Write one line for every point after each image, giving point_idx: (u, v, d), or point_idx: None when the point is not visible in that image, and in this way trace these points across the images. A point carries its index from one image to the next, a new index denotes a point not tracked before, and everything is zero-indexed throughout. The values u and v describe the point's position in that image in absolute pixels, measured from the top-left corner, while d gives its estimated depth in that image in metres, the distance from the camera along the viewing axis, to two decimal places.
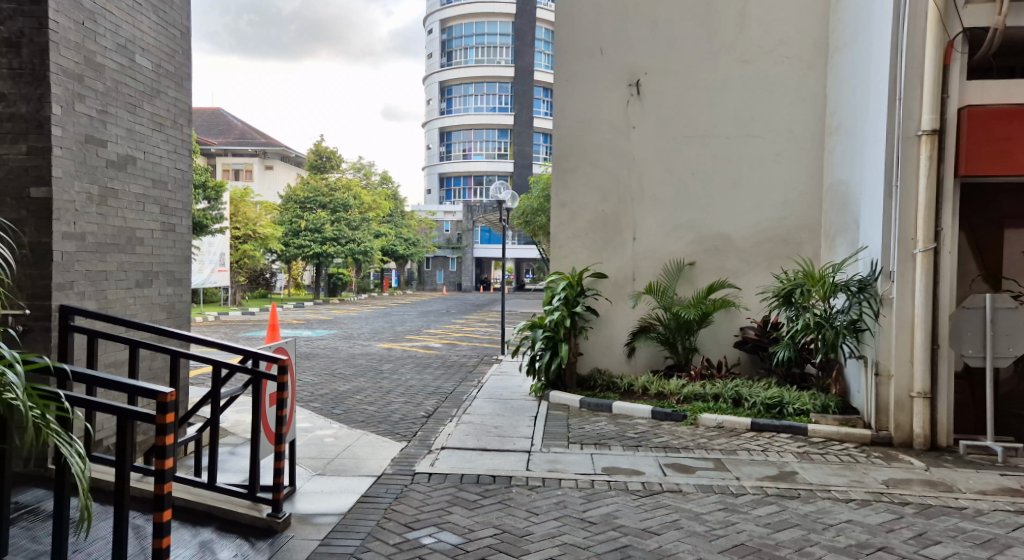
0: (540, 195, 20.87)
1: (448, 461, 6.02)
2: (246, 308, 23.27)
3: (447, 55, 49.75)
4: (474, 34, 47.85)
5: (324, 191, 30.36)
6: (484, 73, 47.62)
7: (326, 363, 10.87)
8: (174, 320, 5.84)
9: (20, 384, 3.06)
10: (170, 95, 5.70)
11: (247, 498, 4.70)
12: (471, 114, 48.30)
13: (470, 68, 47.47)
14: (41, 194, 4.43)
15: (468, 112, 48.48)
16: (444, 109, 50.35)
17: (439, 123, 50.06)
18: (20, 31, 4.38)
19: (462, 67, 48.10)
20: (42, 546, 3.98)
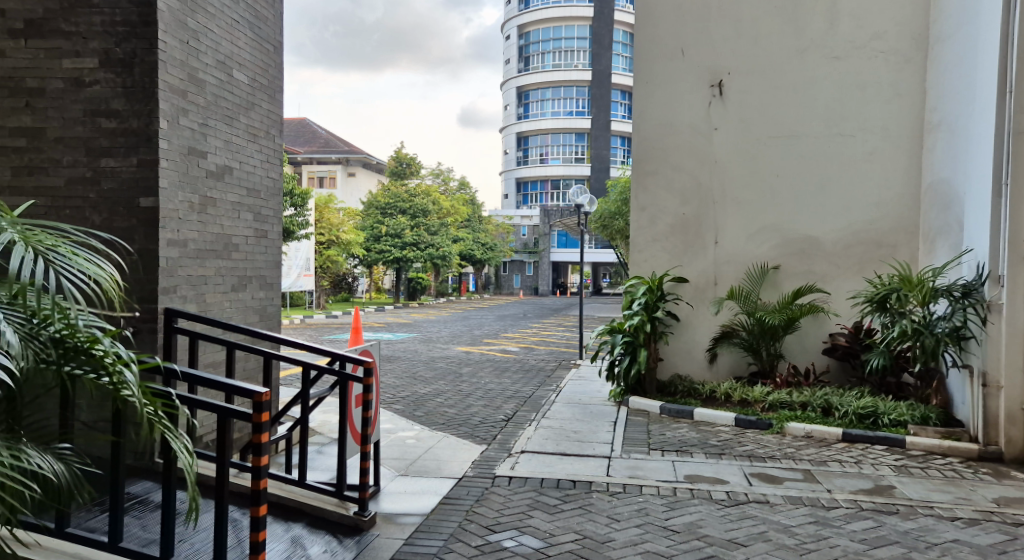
0: (618, 199, 20.56)
1: (527, 465, 6.05)
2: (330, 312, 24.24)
3: (521, 61, 50.01)
4: (546, 39, 48.01)
5: (404, 198, 31.06)
6: (559, 77, 47.56)
7: (407, 365, 11.12)
8: (266, 322, 6.08)
9: (137, 382, 3.13)
10: (263, 107, 5.94)
11: (335, 496, 4.86)
12: (542, 119, 48.43)
13: (545, 73, 47.49)
14: (149, 203, 4.70)
15: (539, 117, 48.67)
16: (519, 114, 50.53)
17: (513, 128, 50.48)
18: (133, 52, 4.68)
19: (539, 72, 48.15)
20: (152, 534, 4.28)
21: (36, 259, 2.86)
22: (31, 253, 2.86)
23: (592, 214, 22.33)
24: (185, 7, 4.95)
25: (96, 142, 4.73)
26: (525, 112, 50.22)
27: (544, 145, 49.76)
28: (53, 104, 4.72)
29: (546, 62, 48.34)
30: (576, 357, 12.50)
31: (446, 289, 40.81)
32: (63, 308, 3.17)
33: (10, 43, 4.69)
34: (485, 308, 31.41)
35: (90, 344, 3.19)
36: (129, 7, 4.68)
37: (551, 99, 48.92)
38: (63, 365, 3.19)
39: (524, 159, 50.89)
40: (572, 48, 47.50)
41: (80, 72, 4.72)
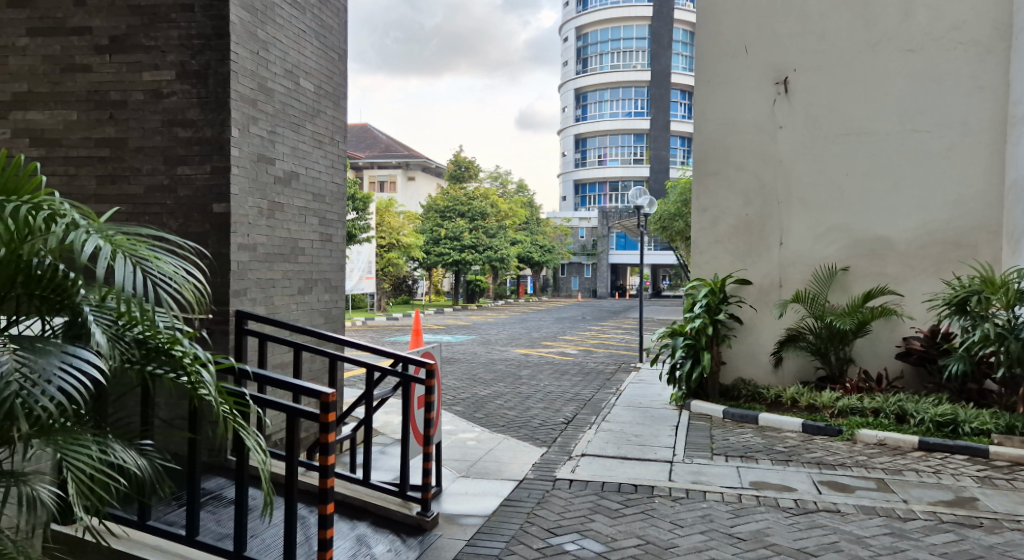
0: (677, 201, 20.31)
1: (588, 468, 6.02)
2: (391, 313, 25.22)
3: (578, 63, 49.84)
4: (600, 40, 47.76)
5: (463, 201, 31.69)
6: (613, 78, 47.24)
7: (467, 367, 11.22)
8: (331, 325, 6.22)
9: (214, 382, 3.24)
10: (328, 114, 6.08)
11: (399, 496, 4.93)
12: (602, 121, 48.17)
13: (602, 74, 47.18)
14: (222, 209, 4.87)
15: (600, 118, 48.32)
16: (576, 116, 50.34)
17: (568, 130, 50.39)
18: (207, 64, 4.85)
19: (598, 73, 47.87)
20: (226, 529, 4.43)
21: (124, 263, 2.95)
22: (121, 257, 2.96)
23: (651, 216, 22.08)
24: (255, 19, 5.12)
25: (173, 151, 4.92)
26: (581, 113, 50.02)
27: (600, 147, 49.44)
28: (134, 115, 4.94)
29: (603, 63, 47.98)
30: (635, 360, 12.39)
31: (504, 292, 40.61)
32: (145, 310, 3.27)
33: (96, 59, 4.94)
34: (542, 311, 31.43)
35: (170, 345, 3.31)
36: (203, 20, 4.86)
37: (608, 101, 48.58)
38: (145, 365, 3.28)
39: (579, 161, 50.65)
40: (630, 49, 47.06)
41: (159, 84, 4.91)
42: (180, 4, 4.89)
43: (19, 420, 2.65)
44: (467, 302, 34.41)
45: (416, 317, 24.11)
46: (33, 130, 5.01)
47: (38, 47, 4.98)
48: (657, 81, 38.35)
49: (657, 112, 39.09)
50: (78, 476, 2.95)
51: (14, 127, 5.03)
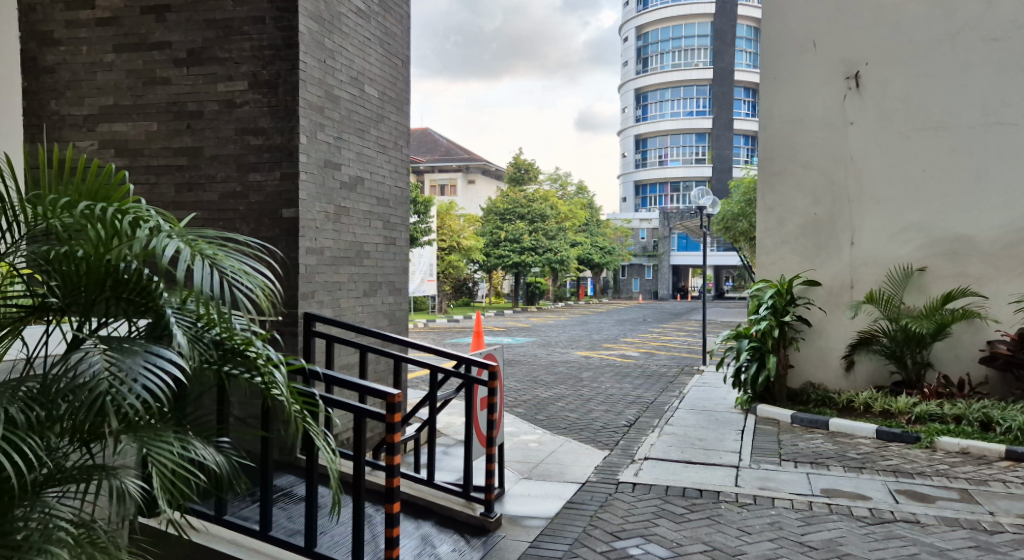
0: (741, 200, 19.88)
1: (651, 472, 5.95)
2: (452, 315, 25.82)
3: (639, 63, 49.42)
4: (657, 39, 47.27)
5: (523, 203, 31.74)
6: (670, 78, 46.66)
7: (528, 369, 11.26)
8: (395, 326, 6.33)
9: (286, 383, 3.33)
10: (392, 120, 6.19)
11: (463, 496, 4.97)
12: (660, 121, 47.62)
13: (663, 73, 46.51)
14: (291, 214, 5.01)
15: (661, 118, 47.63)
16: (636, 116, 49.77)
17: (627, 131, 50.03)
18: (278, 73, 5.01)
19: (658, 73, 47.23)
20: (296, 525, 4.56)
21: (200, 264, 3.06)
22: (198, 259, 3.08)
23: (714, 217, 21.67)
24: (323, 28, 5.25)
25: (246, 158, 5.09)
26: (640, 113, 49.52)
27: (660, 147, 48.76)
28: (209, 125, 5.14)
29: (664, 62, 47.22)
30: (698, 363, 12.19)
31: (565, 294, 40.51)
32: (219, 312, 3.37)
33: (175, 71, 5.16)
34: (601, 313, 31.28)
35: (245, 346, 3.40)
36: (274, 31, 5.02)
37: (669, 100, 47.85)
38: (222, 365, 3.38)
39: (638, 161, 50.07)
40: (692, 47, 46.22)
41: (233, 94, 5.10)
42: (252, 16, 5.06)
43: (108, 417, 2.77)
44: (527, 304, 34.47)
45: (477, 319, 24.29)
46: (118, 141, 5.27)
47: (122, 62, 5.23)
48: (720, 79, 37.63)
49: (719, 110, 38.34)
50: (162, 471, 3.06)
51: (101, 138, 5.30)
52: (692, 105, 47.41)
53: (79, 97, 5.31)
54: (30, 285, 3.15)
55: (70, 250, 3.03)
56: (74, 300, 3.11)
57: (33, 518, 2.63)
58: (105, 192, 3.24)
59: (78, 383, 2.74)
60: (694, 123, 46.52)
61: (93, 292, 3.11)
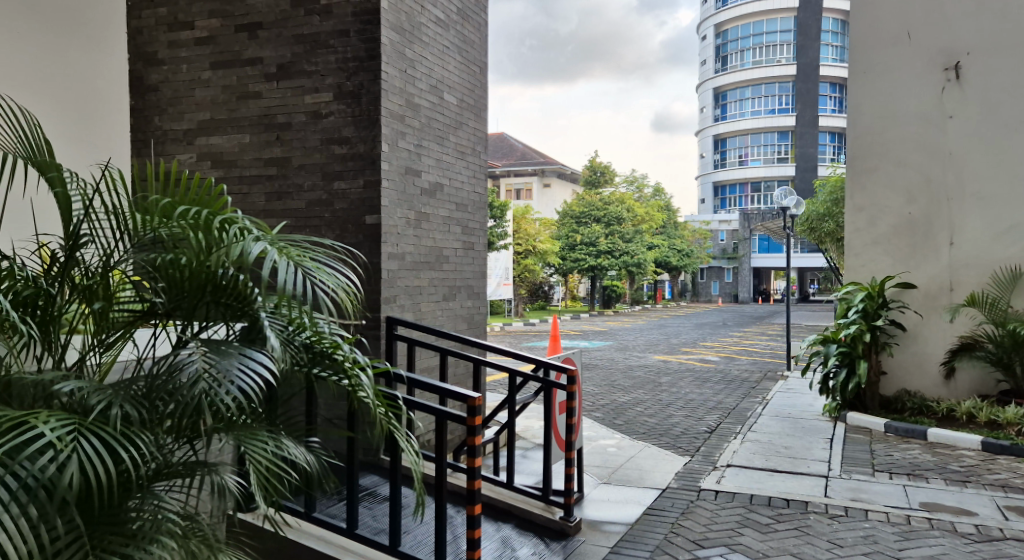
0: (827, 200, 19.22)
1: (734, 479, 5.81)
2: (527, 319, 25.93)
3: (717, 61, 48.34)
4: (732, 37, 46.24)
5: (599, 206, 31.61)
6: (745, 75, 45.52)
7: (606, 374, 11.17)
8: (474, 330, 6.41)
9: (370, 385, 3.40)
10: (470, 126, 6.27)
11: (542, 500, 4.97)
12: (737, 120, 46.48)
13: (741, 71, 45.41)
14: (373, 221, 5.15)
15: (738, 118, 46.51)
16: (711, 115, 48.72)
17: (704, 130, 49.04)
18: (361, 84, 5.16)
19: (738, 70, 46.10)
20: (381, 524, 4.67)
21: (286, 264, 3.18)
22: (285, 261, 3.20)
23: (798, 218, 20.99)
24: (404, 39, 5.38)
25: (331, 167, 5.26)
26: (714, 113, 48.53)
27: (738, 146, 47.51)
28: (297, 135, 5.35)
29: (744, 59, 46.01)
30: (783, 368, 11.79)
31: (641, 297, 40.04)
32: (310, 316, 3.49)
33: (265, 86, 5.41)
34: (680, 316, 30.80)
35: (333, 349, 3.51)
36: (358, 43, 5.17)
37: (749, 98, 46.58)
38: (311, 367, 3.48)
39: (716, 161, 48.96)
40: (773, 42, 44.88)
41: (319, 105, 5.29)
42: (337, 30, 5.23)
43: (208, 417, 2.91)
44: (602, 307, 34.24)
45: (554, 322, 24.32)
46: (214, 154, 5.55)
47: (218, 78, 5.51)
48: (805, 75, 36.51)
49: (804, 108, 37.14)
50: (258, 468, 3.18)
51: (199, 151, 5.59)
52: (772, 102, 46.03)
53: (180, 113, 5.62)
54: (139, 291, 3.35)
55: (174, 258, 3.21)
56: (177, 304, 3.29)
57: (146, 509, 2.75)
58: (202, 199, 3.47)
59: (180, 383, 2.89)
60: (773, 120, 45.16)
61: (194, 297, 3.27)
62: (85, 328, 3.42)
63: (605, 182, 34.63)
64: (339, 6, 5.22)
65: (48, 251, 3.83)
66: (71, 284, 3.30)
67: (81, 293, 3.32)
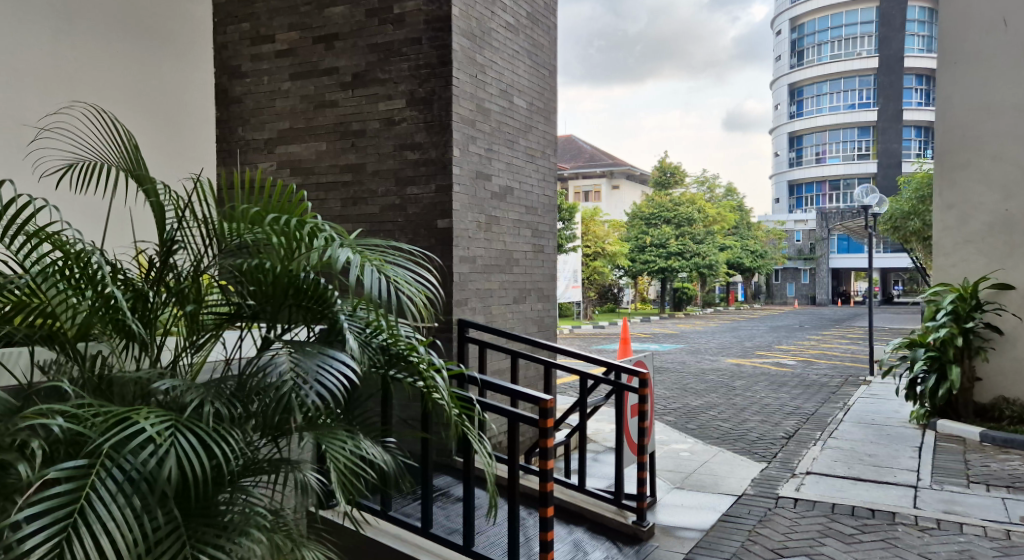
0: (913, 198, 18.43)
1: (815, 488, 5.61)
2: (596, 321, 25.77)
3: (796, 56, 47.03)
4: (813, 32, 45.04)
5: (669, 207, 31.27)
6: (821, 70, 44.18)
7: (677, 377, 11.00)
8: (544, 332, 6.42)
9: (445, 387, 3.44)
10: (540, 129, 6.30)
11: (614, 503, 4.93)
12: (822, 116, 44.70)
13: (818, 66, 44.07)
14: (445, 225, 5.23)
15: (823, 112, 44.74)
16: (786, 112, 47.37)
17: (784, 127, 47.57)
18: (433, 90, 5.25)
19: (816, 65, 44.67)
20: (455, 524, 4.73)
21: (370, 271, 3.26)
22: (367, 267, 3.27)
23: (881, 217, 20.16)
24: (475, 45, 5.45)
25: (403, 172, 5.37)
26: (794, 110, 47.22)
27: (817, 143, 45.89)
28: (371, 142, 5.49)
29: (823, 53, 44.63)
30: (865, 373, 11.35)
31: (713, 299, 39.19)
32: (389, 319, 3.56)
33: (341, 94, 5.57)
34: (756, 319, 29.96)
35: (409, 351, 3.57)
36: (429, 51, 5.27)
37: (827, 93, 44.99)
38: (387, 369, 3.55)
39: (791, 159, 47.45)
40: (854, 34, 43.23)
41: (392, 112, 5.41)
42: (410, 38, 5.34)
43: (293, 416, 3.00)
44: (672, 309, 33.68)
45: (623, 325, 24.08)
46: (293, 162, 5.75)
47: (297, 88, 5.71)
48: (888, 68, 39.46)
49: (885, 99, 38.69)
50: (338, 466, 3.26)
51: (279, 159, 5.80)
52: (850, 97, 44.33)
53: (261, 123, 5.86)
54: (227, 295, 3.50)
55: (259, 262, 3.33)
56: (262, 307, 3.42)
57: (236, 503, 2.85)
58: (285, 206, 3.59)
59: (267, 383, 2.99)
60: (852, 116, 43.47)
61: (278, 301, 3.38)
62: (178, 330, 3.59)
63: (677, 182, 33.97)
64: (412, 14, 5.33)
65: (146, 256, 4.05)
66: (166, 288, 3.47)
67: (174, 296, 3.49)
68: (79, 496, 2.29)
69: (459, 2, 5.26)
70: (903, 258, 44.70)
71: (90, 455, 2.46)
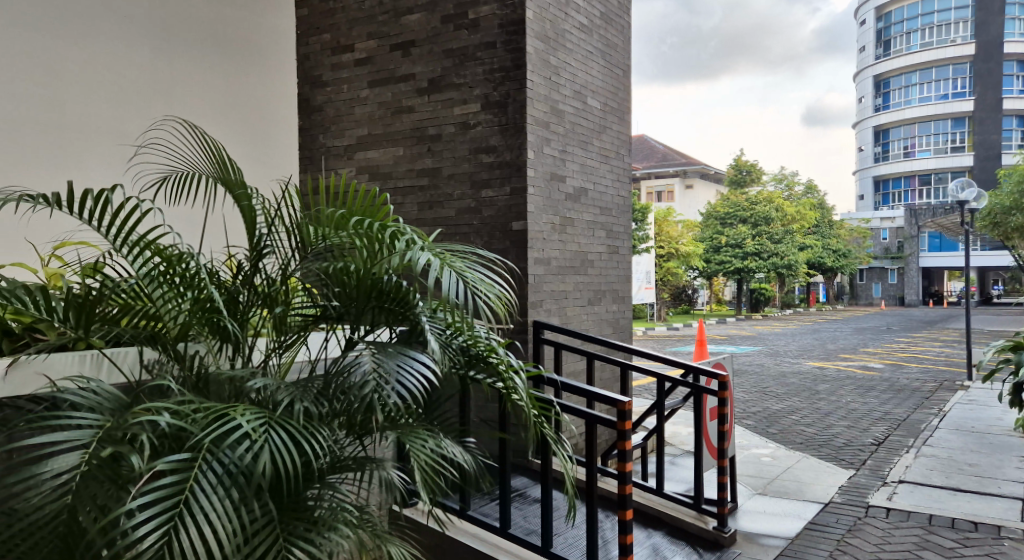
0: (1014, 192, 17.40)
1: (909, 498, 5.36)
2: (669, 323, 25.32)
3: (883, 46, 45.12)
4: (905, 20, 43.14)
5: (745, 206, 30.38)
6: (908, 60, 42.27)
7: (756, 380, 10.70)
8: (619, 334, 6.37)
9: (523, 389, 3.43)
10: (614, 129, 6.26)
11: (693, 508, 4.83)
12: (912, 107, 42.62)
13: (908, 54, 42.14)
14: (520, 227, 5.26)
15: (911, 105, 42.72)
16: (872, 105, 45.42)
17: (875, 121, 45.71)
18: (507, 93, 5.29)
19: (902, 55, 42.71)
20: (532, 526, 4.73)
21: (448, 274, 3.29)
22: (446, 270, 3.31)
23: (978, 213, 19.10)
24: (549, 47, 5.47)
25: (478, 175, 5.43)
26: (880, 102, 45.22)
27: (905, 137, 43.85)
28: (447, 146, 5.56)
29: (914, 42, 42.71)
30: (961, 378, 10.77)
31: (791, 300, 37.95)
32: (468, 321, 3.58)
33: (418, 100, 5.68)
34: (838, 321, 28.82)
35: (488, 353, 3.59)
36: (504, 54, 5.31)
37: (917, 83, 42.84)
38: (466, 370, 3.58)
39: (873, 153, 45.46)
40: (944, 22, 41.10)
41: (467, 116, 5.47)
42: (485, 42, 5.39)
43: (376, 415, 3.06)
44: (750, 312, 32.81)
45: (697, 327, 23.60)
46: (371, 167, 5.89)
47: (376, 95, 5.85)
48: (983, 56, 39.38)
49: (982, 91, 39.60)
50: (420, 465, 3.30)
51: (357, 165, 5.96)
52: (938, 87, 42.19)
53: (341, 130, 6.03)
54: (314, 297, 3.60)
55: (344, 265, 3.42)
56: (346, 309, 3.50)
57: (324, 499, 2.92)
58: (369, 211, 3.67)
59: (351, 383, 3.06)
60: (940, 107, 41.34)
61: (361, 303, 3.45)
62: (267, 331, 3.72)
63: (754, 181, 33.00)
64: (486, 19, 5.38)
65: (238, 261, 4.21)
66: (256, 291, 3.60)
67: (263, 299, 3.61)
68: (184, 488, 2.39)
69: (534, 5, 5.29)
70: (999, 256, 42.07)
71: (192, 450, 2.58)
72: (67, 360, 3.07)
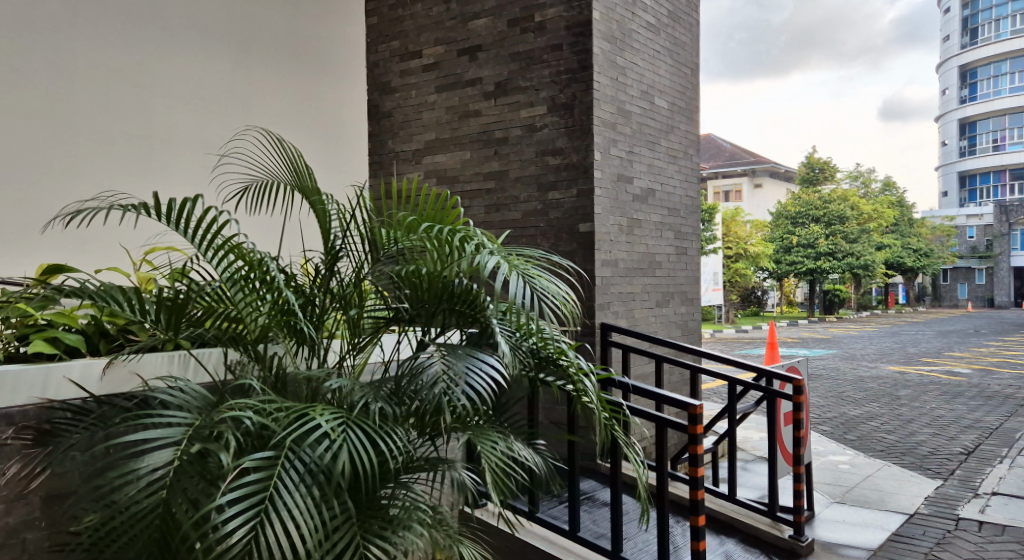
0: None
1: (1004, 511, 5.09)
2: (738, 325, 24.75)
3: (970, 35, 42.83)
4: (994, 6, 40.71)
5: (817, 205, 29.29)
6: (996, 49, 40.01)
7: (832, 385, 10.33)
8: (687, 337, 6.26)
9: (592, 391, 3.39)
10: (682, 129, 6.17)
11: (768, 515, 4.69)
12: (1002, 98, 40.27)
13: (998, 43, 39.84)
14: (587, 229, 5.23)
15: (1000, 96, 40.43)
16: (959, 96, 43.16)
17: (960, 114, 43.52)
18: (574, 95, 5.28)
19: (990, 43, 40.45)
20: (602, 529, 4.69)
21: (515, 278, 3.28)
22: (514, 274, 3.30)
23: None
24: (616, 47, 5.43)
25: (545, 177, 5.43)
26: (967, 93, 42.75)
27: (993, 130, 41.58)
28: (514, 149, 5.58)
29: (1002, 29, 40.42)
30: None
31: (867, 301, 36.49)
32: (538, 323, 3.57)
33: (485, 104, 5.72)
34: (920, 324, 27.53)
35: (558, 355, 3.57)
36: (570, 56, 5.29)
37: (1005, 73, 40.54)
38: (536, 373, 3.57)
39: None
40: None
41: (534, 119, 5.48)
42: (551, 45, 5.39)
43: (447, 417, 3.08)
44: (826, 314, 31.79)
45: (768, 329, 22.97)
46: (439, 171, 5.97)
47: (443, 100, 5.93)
48: None
49: None
50: (492, 466, 3.30)
51: (426, 169, 6.05)
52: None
53: (409, 135, 6.13)
54: (386, 300, 3.65)
55: (415, 268, 3.46)
56: (417, 312, 3.54)
57: (399, 498, 2.95)
58: (438, 215, 3.71)
59: (422, 385, 3.09)
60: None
61: (432, 305, 3.48)
62: (342, 333, 3.79)
63: (827, 179, 31.86)
64: (552, 21, 5.38)
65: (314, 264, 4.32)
66: (331, 293, 3.68)
67: (339, 301, 3.68)
68: (268, 485, 2.45)
69: (600, 6, 5.26)
70: None
71: (275, 448, 2.65)
72: (158, 360, 3.24)
